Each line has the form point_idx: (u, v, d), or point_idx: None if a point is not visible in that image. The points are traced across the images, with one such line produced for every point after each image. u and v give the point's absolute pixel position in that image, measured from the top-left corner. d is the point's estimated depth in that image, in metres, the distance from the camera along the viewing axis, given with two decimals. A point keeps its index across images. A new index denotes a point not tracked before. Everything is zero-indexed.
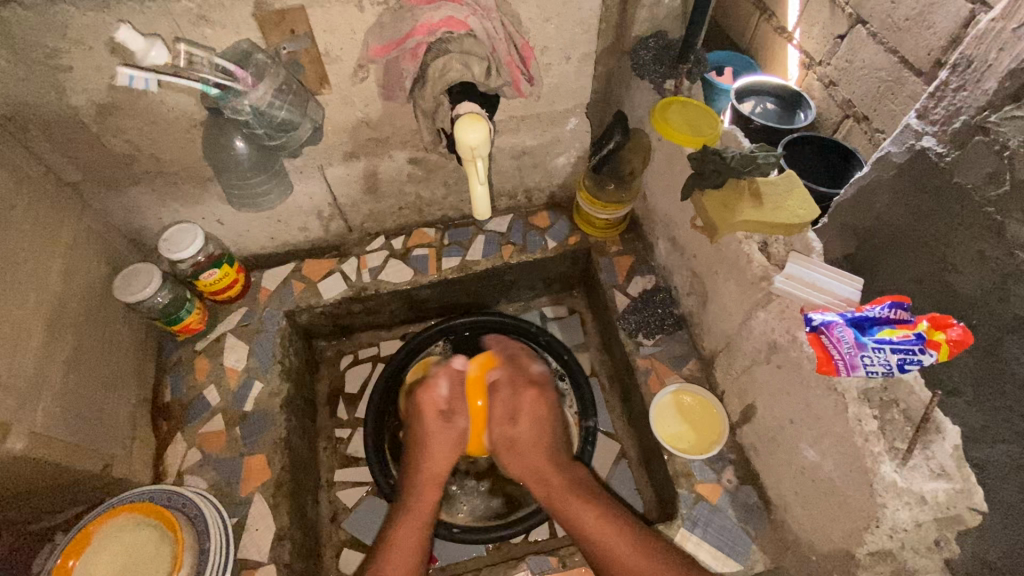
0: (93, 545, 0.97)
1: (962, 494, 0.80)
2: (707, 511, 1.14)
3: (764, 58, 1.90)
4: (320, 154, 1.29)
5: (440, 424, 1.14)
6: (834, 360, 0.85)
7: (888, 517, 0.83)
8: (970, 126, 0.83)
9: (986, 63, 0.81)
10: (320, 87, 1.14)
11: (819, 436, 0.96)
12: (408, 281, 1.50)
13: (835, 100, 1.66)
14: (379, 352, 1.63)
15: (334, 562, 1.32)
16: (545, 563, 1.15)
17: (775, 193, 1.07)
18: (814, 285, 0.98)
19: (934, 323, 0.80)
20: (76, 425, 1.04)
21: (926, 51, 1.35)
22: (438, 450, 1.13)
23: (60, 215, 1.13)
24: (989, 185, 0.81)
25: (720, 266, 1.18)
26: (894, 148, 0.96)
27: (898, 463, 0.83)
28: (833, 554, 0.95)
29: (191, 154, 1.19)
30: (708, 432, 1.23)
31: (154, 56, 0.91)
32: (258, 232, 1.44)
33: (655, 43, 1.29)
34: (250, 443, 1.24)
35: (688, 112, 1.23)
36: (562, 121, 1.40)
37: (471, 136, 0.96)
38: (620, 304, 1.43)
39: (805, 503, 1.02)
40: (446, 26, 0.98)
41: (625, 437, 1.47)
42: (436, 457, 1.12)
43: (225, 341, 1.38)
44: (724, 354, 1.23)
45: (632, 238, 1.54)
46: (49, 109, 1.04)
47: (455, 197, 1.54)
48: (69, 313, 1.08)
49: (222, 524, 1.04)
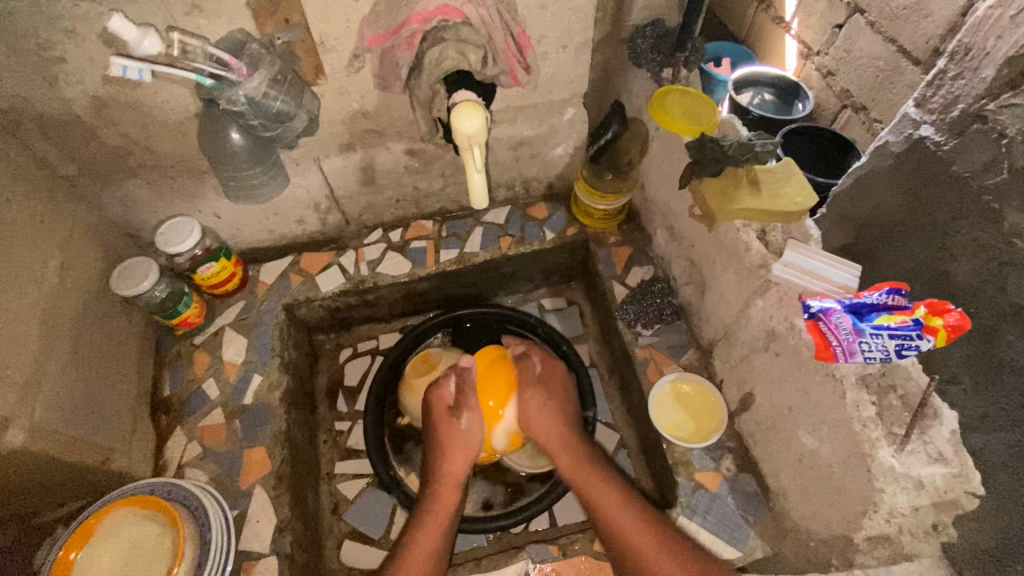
0: (95, 538, 0.97)
1: (959, 479, 0.78)
2: (706, 499, 1.14)
3: (762, 49, 1.89)
4: (316, 146, 1.29)
5: (448, 419, 1.14)
6: (832, 346, 0.86)
7: (886, 502, 0.84)
8: (968, 115, 0.84)
9: (984, 51, 0.81)
10: (316, 78, 1.13)
11: (817, 423, 0.96)
12: (406, 273, 1.50)
13: (833, 90, 1.65)
14: (378, 345, 1.63)
15: (335, 554, 1.32)
16: (545, 553, 1.16)
17: (773, 181, 1.06)
18: (812, 273, 0.97)
19: (932, 309, 0.79)
20: (75, 418, 1.04)
21: (925, 40, 1.33)
22: (455, 453, 1.12)
23: (55, 208, 1.12)
24: (986, 173, 0.81)
25: (718, 255, 1.18)
26: (892, 137, 0.96)
27: (895, 449, 0.84)
28: (831, 540, 0.95)
29: (187, 145, 1.19)
30: (707, 421, 1.23)
31: (146, 46, 0.89)
32: (256, 225, 1.44)
33: (653, 31, 1.26)
34: (250, 436, 1.24)
35: (688, 102, 1.22)
36: (559, 111, 1.40)
37: (468, 124, 0.96)
38: (618, 294, 1.44)
39: (802, 489, 1.02)
40: (442, 14, 0.99)
41: (625, 427, 1.48)
42: (454, 460, 1.11)
43: (224, 335, 1.38)
44: (723, 343, 1.23)
45: (631, 228, 1.54)
46: (44, 103, 1.04)
47: (453, 188, 1.53)
48: (66, 308, 1.08)
49: (224, 517, 1.04)
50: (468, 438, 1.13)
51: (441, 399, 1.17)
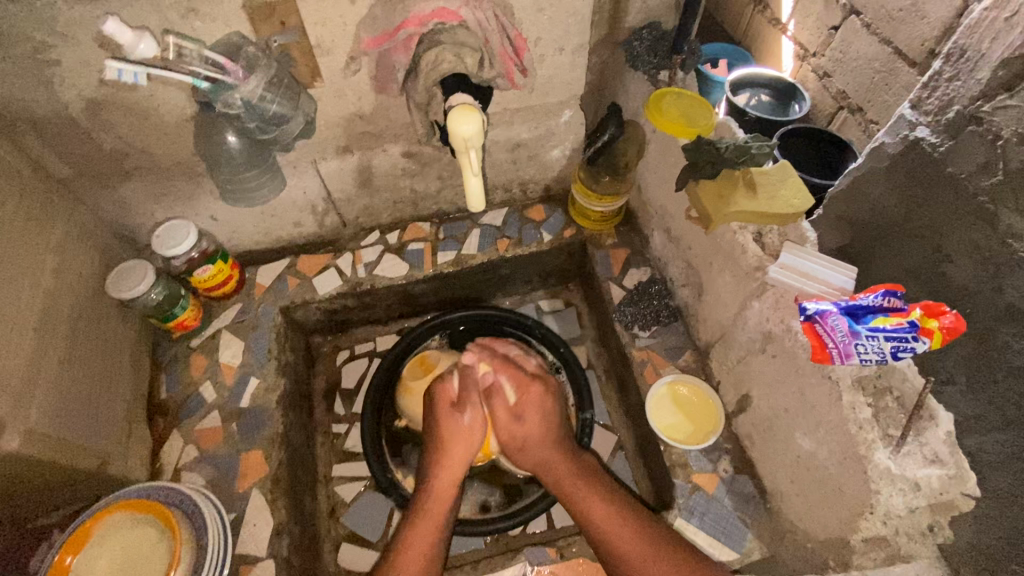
0: (91, 542, 0.97)
1: (955, 480, 0.80)
2: (704, 500, 1.15)
3: (759, 50, 1.89)
4: (313, 148, 1.29)
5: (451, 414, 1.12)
6: (828, 348, 0.86)
7: (882, 503, 0.83)
8: (963, 116, 0.84)
9: (980, 52, 0.81)
10: (312, 81, 1.13)
11: (813, 425, 0.96)
12: (404, 275, 1.50)
13: (830, 92, 1.65)
14: (375, 347, 1.63)
15: (332, 557, 1.32)
16: (543, 555, 1.16)
17: (770, 183, 1.07)
18: (808, 275, 0.98)
19: (927, 311, 0.80)
20: (70, 422, 1.03)
21: (920, 42, 1.34)
22: (455, 448, 1.09)
23: (51, 211, 1.12)
24: (981, 175, 0.81)
25: (715, 257, 1.18)
26: (889, 138, 0.96)
27: (892, 451, 0.84)
28: (827, 541, 0.95)
29: (183, 147, 1.19)
30: (704, 422, 1.24)
31: (142, 49, 0.89)
32: (253, 228, 1.43)
33: (650, 33, 1.28)
34: (247, 439, 1.24)
35: (684, 104, 1.22)
36: (556, 113, 1.40)
37: (465, 127, 0.96)
38: (615, 296, 1.44)
39: (799, 491, 1.02)
40: (438, 16, 1.03)
41: (622, 429, 1.48)
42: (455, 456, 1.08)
43: (220, 338, 1.38)
44: (720, 345, 1.23)
45: (628, 229, 1.55)
46: (39, 106, 1.03)
47: (450, 190, 1.53)
48: (62, 311, 1.08)
49: (220, 521, 1.04)
50: (470, 433, 1.10)
51: (444, 395, 1.15)
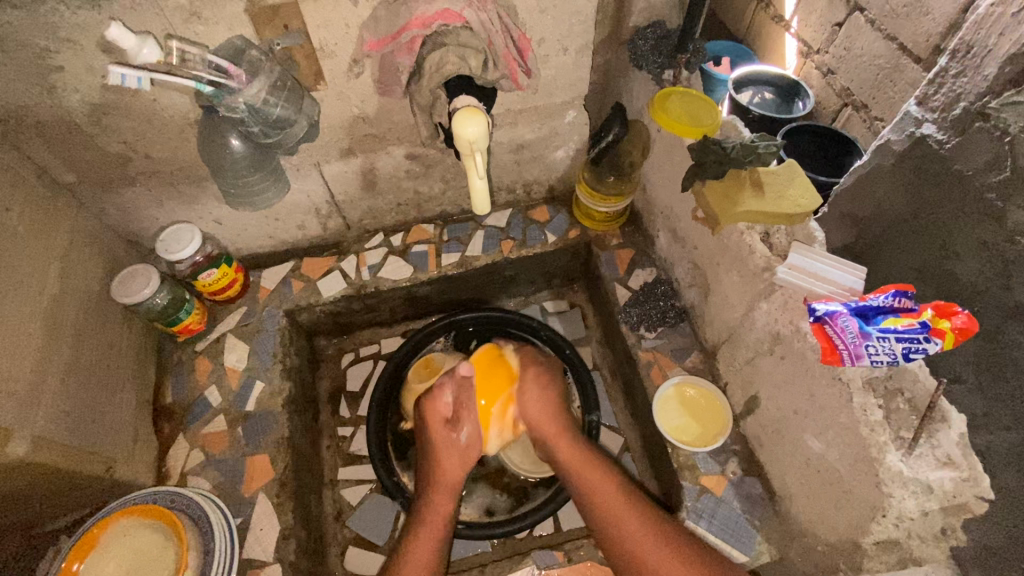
0: (98, 548, 0.96)
1: (968, 482, 0.79)
2: (712, 503, 1.14)
3: (762, 47, 1.88)
4: (316, 151, 1.28)
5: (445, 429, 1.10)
6: (838, 350, 0.86)
7: (895, 506, 0.83)
8: (970, 112, 0.83)
9: (986, 48, 0.80)
10: (315, 84, 1.13)
11: (823, 427, 0.95)
12: (407, 278, 1.49)
13: (834, 89, 1.64)
14: (380, 350, 1.62)
15: (339, 560, 1.32)
16: (550, 558, 1.15)
17: (777, 183, 1.06)
18: (816, 275, 0.97)
19: (939, 311, 0.78)
20: (76, 428, 1.03)
21: (925, 37, 1.33)
22: (449, 460, 1.08)
23: (56, 217, 1.12)
24: (989, 171, 0.81)
25: (722, 258, 1.18)
26: (894, 136, 0.95)
27: (903, 453, 0.83)
28: (839, 544, 0.94)
29: (187, 152, 1.18)
30: (711, 424, 1.23)
31: (146, 54, 0.89)
32: (257, 231, 1.43)
33: (653, 33, 1.26)
34: (252, 442, 1.23)
35: (689, 103, 1.22)
36: (560, 113, 1.40)
37: (469, 130, 0.95)
38: (620, 297, 1.43)
39: (809, 493, 1.02)
40: (442, 18, 0.98)
41: (628, 430, 1.47)
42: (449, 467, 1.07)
43: (225, 341, 1.37)
44: (726, 346, 1.23)
45: (632, 230, 1.54)
46: (43, 111, 1.03)
47: (454, 192, 1.53)
48: (67, 316, 1.08)
49: (227, 525, 1.04)
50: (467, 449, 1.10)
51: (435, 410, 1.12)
